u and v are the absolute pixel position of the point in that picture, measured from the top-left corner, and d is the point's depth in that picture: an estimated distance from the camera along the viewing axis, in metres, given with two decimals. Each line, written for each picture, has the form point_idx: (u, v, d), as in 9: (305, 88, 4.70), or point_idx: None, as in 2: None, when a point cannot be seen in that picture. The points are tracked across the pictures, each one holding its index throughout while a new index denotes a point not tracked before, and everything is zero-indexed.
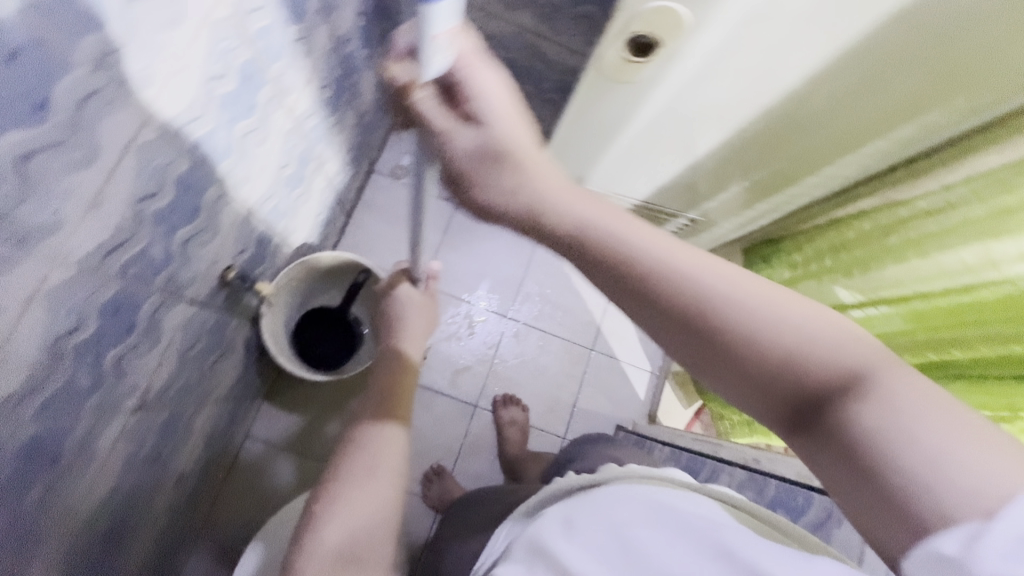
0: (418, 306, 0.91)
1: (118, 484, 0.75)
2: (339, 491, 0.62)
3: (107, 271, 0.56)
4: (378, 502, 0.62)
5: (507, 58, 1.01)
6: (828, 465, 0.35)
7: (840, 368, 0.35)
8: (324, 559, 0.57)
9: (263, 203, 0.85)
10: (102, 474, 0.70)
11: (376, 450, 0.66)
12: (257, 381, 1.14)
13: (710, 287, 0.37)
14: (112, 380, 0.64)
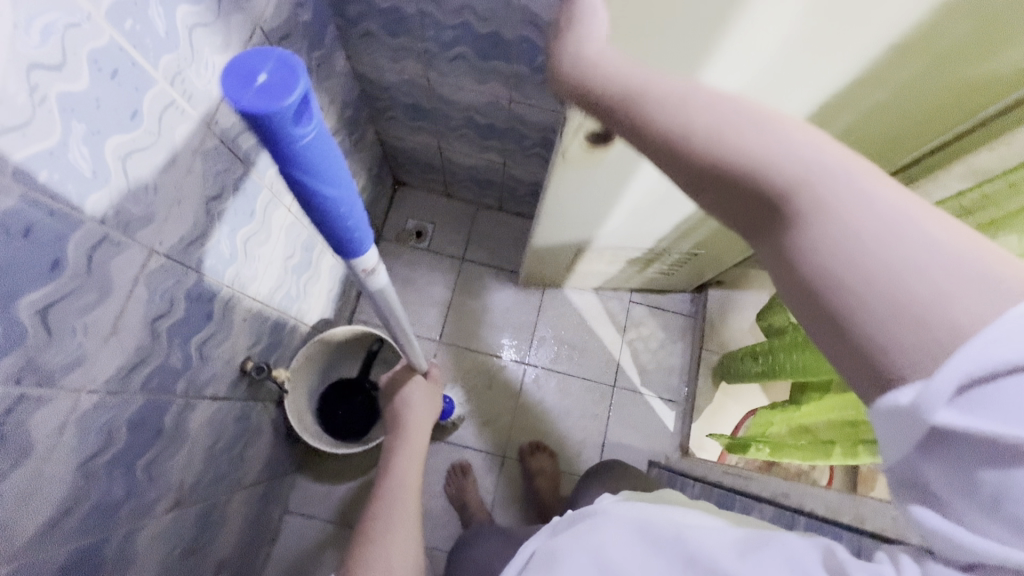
0: (418, 393, 0.91)
1: None
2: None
3: (130, 388, 0.60)
4: None
5: (486, 123, 1.06)
6: (787, 282, 0.30)
7: (843, 187, 0.29)
8: None
9: (274, 294, 0.91)
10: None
11: (394, 547, 0.67)
12: (289, 458, 1.18)
13: (692, 113, 0.33)
14: (145, 485, 0.67)
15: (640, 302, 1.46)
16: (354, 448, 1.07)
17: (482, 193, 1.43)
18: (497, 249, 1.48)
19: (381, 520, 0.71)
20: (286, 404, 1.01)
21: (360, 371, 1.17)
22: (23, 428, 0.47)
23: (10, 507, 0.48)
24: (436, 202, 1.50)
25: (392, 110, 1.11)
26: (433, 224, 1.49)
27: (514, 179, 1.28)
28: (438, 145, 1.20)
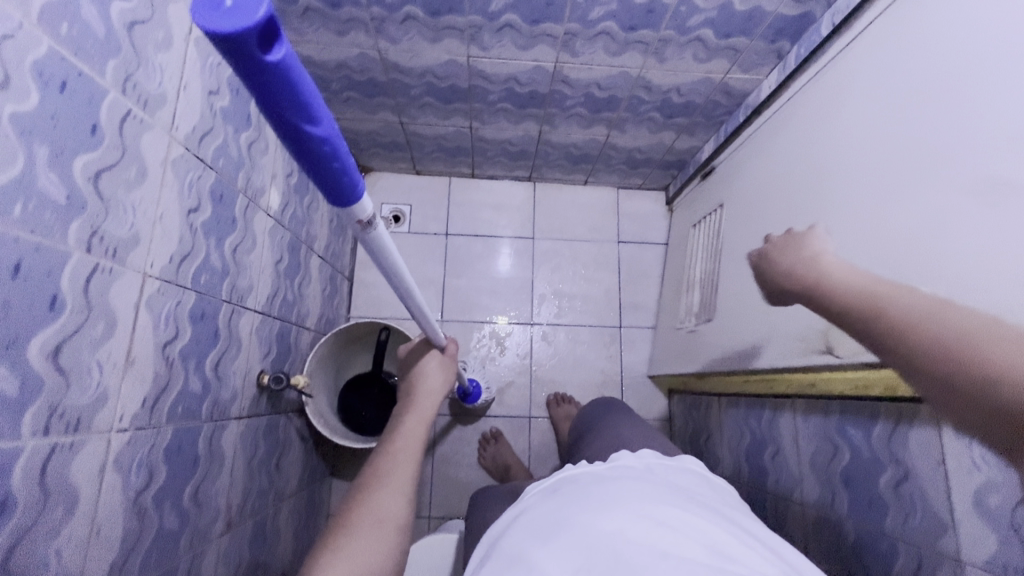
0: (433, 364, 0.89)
1: None
2: (342, 539, 0.57)
3: (159, 418, 0.58)
4: (387, 549, 0.57)
5: (447, 85, 1.03)
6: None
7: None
8: None
9: (273, 301, 0.88)
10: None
11: (385, 499, 0.62)
12: (321, 464, 1.17)
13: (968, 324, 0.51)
14: (197, 513, 0.66)
15: (629, 240, 1.47)
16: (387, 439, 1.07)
17: (452, 162, 1.39)
18: (479, 217, 1.46)
19: (375, 472, 0.65)
20: (307, 410, 1.00)
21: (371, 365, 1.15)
22: (64, 474, 0.45)
23: (73, 556, 0.46)
24: (406, 182, 1.47)
25: (346, 92, 1.06)
26: (409, 205, 1.45)
27: (483, 139, 1.25)
28: (400, 120, 1.17)
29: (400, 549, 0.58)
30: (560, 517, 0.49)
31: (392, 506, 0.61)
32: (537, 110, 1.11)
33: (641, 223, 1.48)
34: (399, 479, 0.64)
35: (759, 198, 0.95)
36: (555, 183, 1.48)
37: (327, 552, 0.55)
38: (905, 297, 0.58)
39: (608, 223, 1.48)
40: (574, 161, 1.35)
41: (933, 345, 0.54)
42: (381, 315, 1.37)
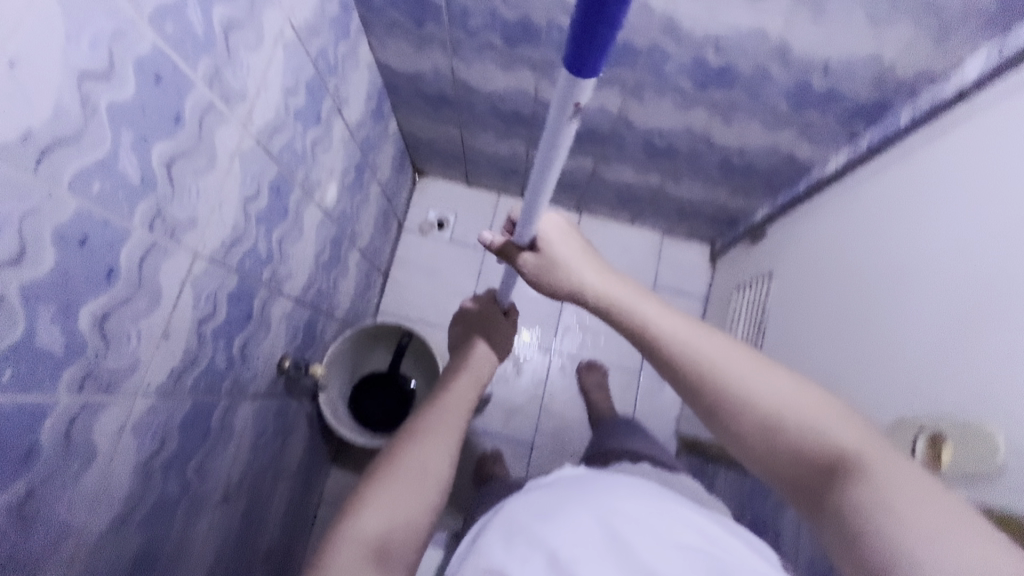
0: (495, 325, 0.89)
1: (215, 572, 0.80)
2: (388, 486, 0.60)
3: (182, 389, 0.61)
4: (419, 506, 0.60)
5: (511, 110, 1.05)
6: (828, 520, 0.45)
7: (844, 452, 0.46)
8: (354, 550, 0.53)
9: (308, 290, 0.91)
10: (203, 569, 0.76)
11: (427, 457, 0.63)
12: (323, 450, 1.20)
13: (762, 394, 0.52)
14: (198, 483, 0.69)
15: (665, 287, 1.45)
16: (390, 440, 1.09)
17: (503, 181, 1.41)
18: None
19: (423, 426, 0.67)
20: (320, 399, 1.03)
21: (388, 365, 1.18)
22: (87, 432, 0.48)
23: (81, 507, 0.49)
24: (456, 191, 1.50)
25: (414, 100, 1.09)
26: (455, 214, 1.48)
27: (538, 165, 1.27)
28: (461, 134, 1.20)
29: (434, 507, 0.61)
30: (568, 502, 0.55)
31: (438, 465, 0.63)
32: (595, 147, 1.12)
33: (680, 272, 1.46)
34: (445, 440, 0.66)
35: (818, 261, 0.92)
36: (601, 217, 1.48)
37: (370, 495, 0.59)
38: (651, 318, 0.60)
39: (647, 265, 1.46)
40: (624, 200, 1.34)
41: (693, 354, 0.56)
42: (408, 315, 1.41)
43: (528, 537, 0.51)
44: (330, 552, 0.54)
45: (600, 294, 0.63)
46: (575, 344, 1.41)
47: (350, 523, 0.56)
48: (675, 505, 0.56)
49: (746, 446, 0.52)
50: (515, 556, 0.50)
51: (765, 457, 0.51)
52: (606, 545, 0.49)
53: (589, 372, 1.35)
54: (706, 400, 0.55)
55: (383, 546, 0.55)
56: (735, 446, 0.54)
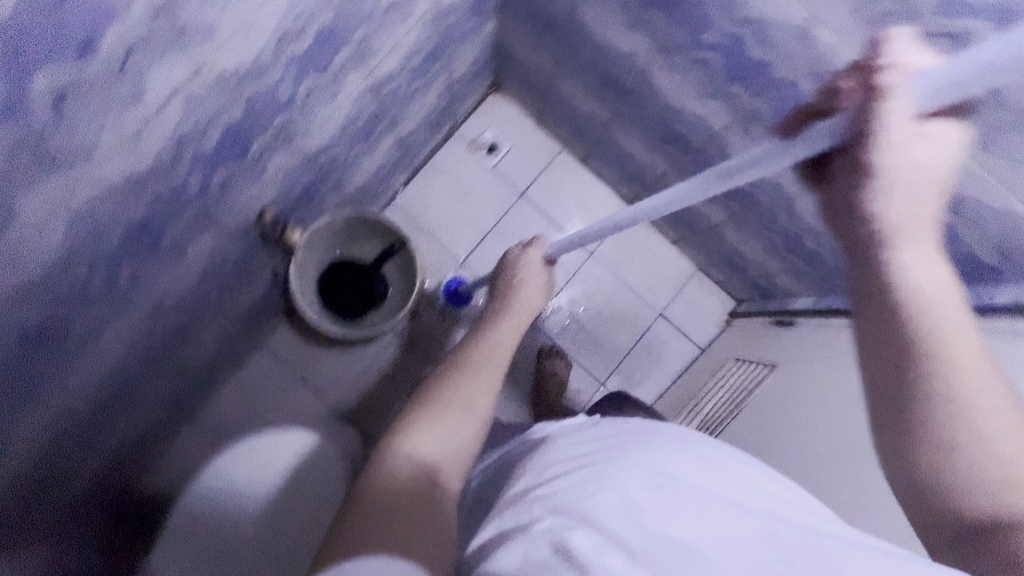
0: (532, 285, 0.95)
1: (119, 368, 0.81)
2: (430, 416, 0.61)
3: (138, 196, 0.57)
4: (467, 432, 0.62)
5: (613, 71, 0.93)
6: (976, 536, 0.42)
7: None
8: (410, 470, 0.56)
9: (320, 153, 0.85)
10: (105, 363, 0.76)
11: (478, 390, 0.66)
12: (278, 303, 1.21)
13: (978, 404, 0.44)
14: (127, 287, 0.67)
15: (669, 319, 1.37)
16: (337, 329, 1.08)
17: (572, 137, 1.30)
18: (559, 200, 1.38)
19: (472, 363, 0.71)
20: (291, 262, 1.02)
21: (371, 261, 1.16)
22: (10, 199, 0.44)
23: None
24: (522, 123, 1.39)
25: (522, 9, 0.97)
26: (510, 145, 1.38)
27: (613, 139, 1.15)
28: (552, 68, 1.08)
29: (483, 433, 0.64)
30: (615, 461, 0.52)
31: (485, 393, 0.66)
32: (675, 151, 1.01)
33: (692, 313, 1.38)
34: (490, 368, 0.71)
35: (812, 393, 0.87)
36: (647, 222, 1.38)
37: (421, 420, 0.61)
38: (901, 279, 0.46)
39: (664, 290, 1.38)
40: (677, 217, 1.24)
41: (933, 343, 0.45)
42: (417, 220, 1.35)
43: (601, 488, 0.49)
44: (381, 485, 0.54)
45: (891, 226, 0.46)
46: (556, 327, 1.36)
47: (395, 457, 0.57)
48: (741, 466, 0.54)
49: (891, 440, 0.47)
50: (596, 504, 0.48)
51: (920, 468, 0.45)
52: (679, 507, 0.46)
53: (554, 359, 1.31)
54: (896, 381, 0.46)
55: (430, 475, 0.56)
56: (877, 433, 0.48)
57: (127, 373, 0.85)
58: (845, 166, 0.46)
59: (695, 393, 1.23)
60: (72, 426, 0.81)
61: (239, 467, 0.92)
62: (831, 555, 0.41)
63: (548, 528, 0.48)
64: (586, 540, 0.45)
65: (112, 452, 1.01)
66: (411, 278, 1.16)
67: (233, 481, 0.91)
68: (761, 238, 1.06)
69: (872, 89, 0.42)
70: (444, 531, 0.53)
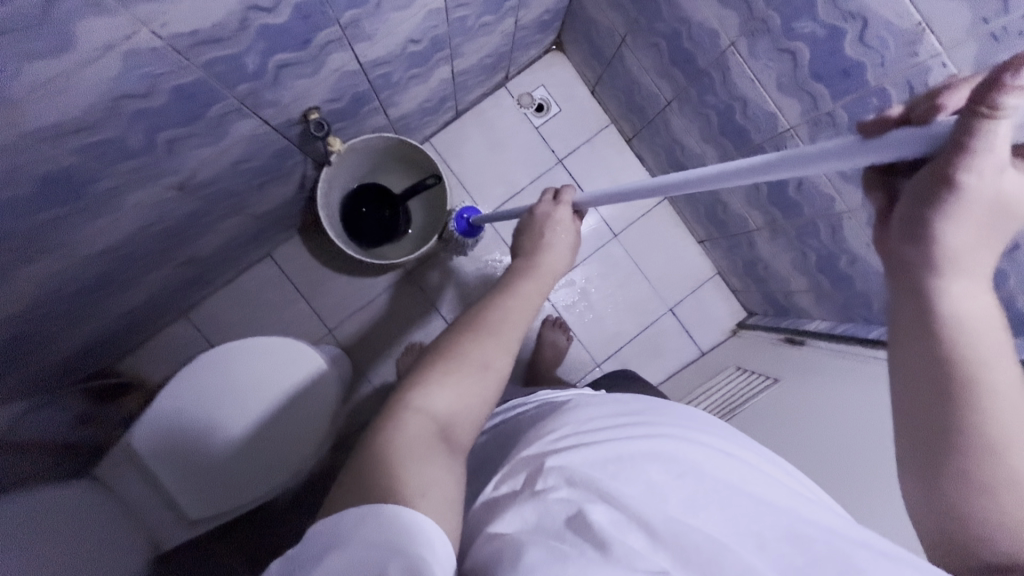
0: (554, 229, 0.84)
1: (135, 239, 0.79)
2: (448, 372, 0.59)
3: (195, 58, 0.55)
4: (480, 394, 0.60)
5: (689, 49, 0.90)
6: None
7: None
8: (421, 431, 0.54)
9: (377, 66, 0.82)
10: (126, 231, 0.75)
11: (492, 348, 0.62)
12: (297, 215, 1.19)
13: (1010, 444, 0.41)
14: (162, 155, 0.65)
15: (677, 316, 1.37)
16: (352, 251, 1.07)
17: (625, 112, 1.26)
18: (596, 174, 1.35)
19: (494, 318, 0.66)
20: (321, 173, 0.98)
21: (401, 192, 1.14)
22: (70, 20, 0.42)
23: (26, 87, 0.45)
24: (576, 89, 1.35)
25: None
26: (558, 109, 1.34)
27: (667, 122, 1.12)
28: (624, 35, 1.04)
29: (495, 395, 0.61)
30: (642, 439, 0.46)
31: (501, 355, 0.63)
32: (730, 145, 0.98)
33: (701, 315, 1.37)
34: (510, 326, 0.66)
35: (815, 414, 0.84)
36: (678, 215, 1.36)
37: (431, 376, 0.58)
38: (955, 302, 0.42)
39: (679, 287, 1.37)
40: (711, 215, 1.22)
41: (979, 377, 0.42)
42: (450, 163, 1.32)
43: (621, 469, 0.44)
44: (391, 435, 0.52)
45: (946, 257, 0.40)
46: (565, 300, 1.35)
47: (407, 408, 0.55)
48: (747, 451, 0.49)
49: (927, 458, 0.43)
50: (621, 486, 0.42)
51: (944, 486, 0.42)
52: (698, 496, 0.41)
53: (556, 331, 1.31)
54: (931, 406, 0.43)
55: (435, 436, 0.54)
56: (908, 449, 0.45)
57: (142, 249, 0.84)
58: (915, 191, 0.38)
59: (688, 392, 1.23)
60: (78, 290, 0.81)
61: (230, 363, 0.97)
62: (864, 565, 0.36)
63: (567, 499, 0.43)
64: (607, 517, 0.41)
65: (111, 327, 1.02)
66: (437, 218, 1.13)
67: (225, 374, 0.97)
68: (793, 252, 1.05)
69: (983, 112, 0.30)
70: (452, 489, 0.51)
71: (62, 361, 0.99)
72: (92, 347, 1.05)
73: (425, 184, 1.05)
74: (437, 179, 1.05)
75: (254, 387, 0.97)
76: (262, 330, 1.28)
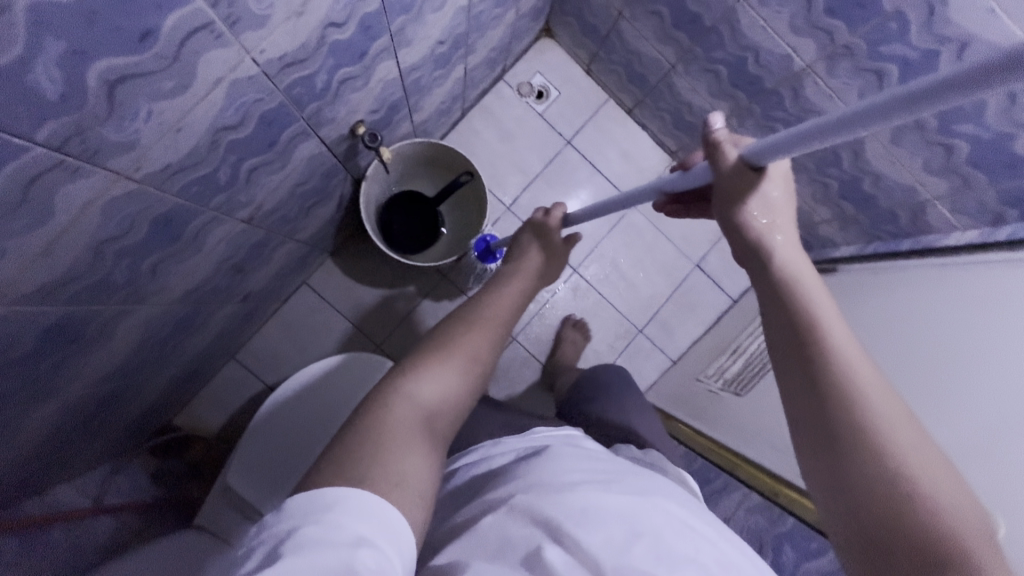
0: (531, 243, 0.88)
1: (207, 278, 0.80)
2: (426, 364, 0.62)
3: (280, 82, 0.57)
4: (456, 388, 0.62)
5: (694, 10, 0.95)
6: (833, 512, 0.43)
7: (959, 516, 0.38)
8: (405, 416, 0.56)
9: (410, 72, 0.84)
10: (203, 269, 0.76)
11: (472, 341, 0.66)
12: (331, 236, 1.20)
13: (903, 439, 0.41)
14: (241, 186, 0.67)
15: (705, 271, 1.42)
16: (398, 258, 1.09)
17: (624, 85, 1.31)
18: (604, 149, 1.39)
19: (477, 317, 0.69)
20: (361, 184, 1.00)
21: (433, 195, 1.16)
22: (197, 56, 0.44)
23: (153, 129, 0.46)
24: (571, 71, 1.39)
25: None
26: (558, 92, 1.38)
27: (671, 85, 1.17)
28: (621, 9, 1.09)
29: (475, 385, 0.65)
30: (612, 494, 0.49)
31: (484, 349, 0.67)
32: (741, 95, 1.04)
33: (727, 265, 1.43)
34: (487, 323, 0.69)
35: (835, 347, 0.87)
36: None
37: (418, 365, 0.61)
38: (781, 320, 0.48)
39: (702, 242, 1.42)
40: None
41: (832, 354, 0.45)
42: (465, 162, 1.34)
43: (586, 517, 0.46)
44: (376, 418, 0.55)
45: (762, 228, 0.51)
46: (596, 274, 1.39)
47: (391, 397, 0.58)
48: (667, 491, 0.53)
49: (819, 438, 0.44)
50: (585, 535, 0.45)
51: (852, 477, 0.42)
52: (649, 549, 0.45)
53: (575, 330, 1.34)
54: (810, 389, 0.45)
55: (416, 424, 0.56)
56: (805, 435, 0.45)
57: (210, 288, 0.84)
58: (721, 195, 0.52)
59: (731, 338, 1.27)
60: (156, 338, 0.81)
61: (285, 404, 0.95)
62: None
63: (524, 536, 0.47)
64: (559, 559, 0.44)
65: (172, 378, 1.02)
66: (473, 215, 1.16)
67: (282, 416, 0.95)
68: (813, 186, 1.11)
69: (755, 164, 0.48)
70: (423, 475, 0.53)
71: (127, 424, 0.99)
72: (153, 403, 1.04)
73: (460, 181, 1.07)
74: (471, 175, 1.08)
75: (316, 420, 0.96)
76: (311, 357, 1.29)
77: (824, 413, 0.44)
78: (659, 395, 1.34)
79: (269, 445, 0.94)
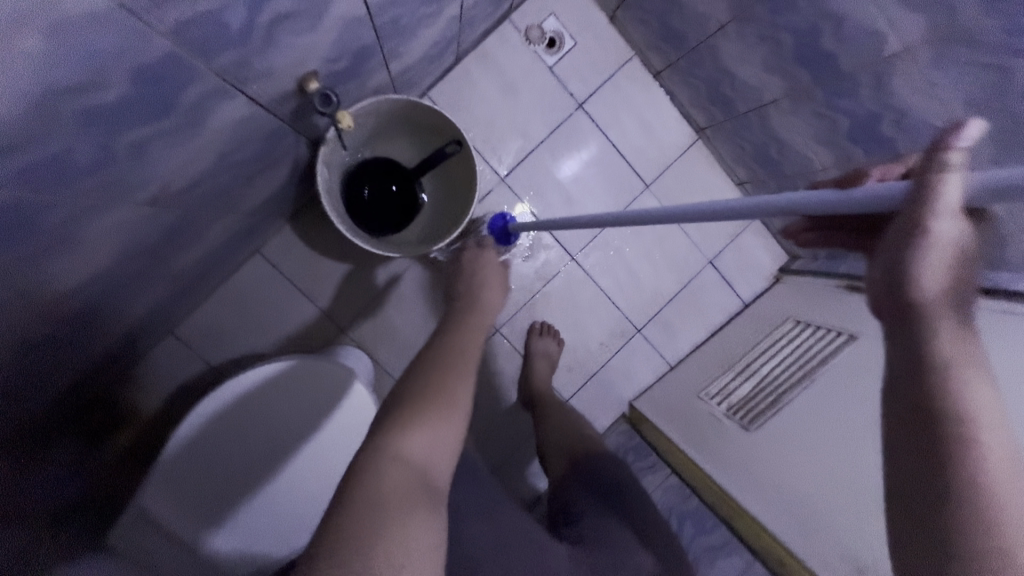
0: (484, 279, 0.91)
1: (106, 272, 0.62)
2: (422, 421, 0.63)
3: (161, 21, 0.36)
4: (443, 440, 0.64)
5: None
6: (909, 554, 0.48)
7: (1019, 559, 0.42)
8: (399, 476, 0.58)
9: (385, 8, 0.62)
10: (95, 264, 0.57)
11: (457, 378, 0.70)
12: (288, 202, 0.99)
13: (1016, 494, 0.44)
14: (128, 165, 0.47)
15: (718, 269, 1.26)
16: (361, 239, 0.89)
17: (655, 41, 1.08)
18: (621, 118, 1.17)
19: (453, 366, 0.70)
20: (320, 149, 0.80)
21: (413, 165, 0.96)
22: None
23: None
24: (592, 16, 1.14)
25: None
26: (573, 42, 1.14)
27: (715, 50, 0.95)
28: None
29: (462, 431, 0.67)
30: None
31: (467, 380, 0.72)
32: (803, 75, 0.83)
33: (743, 264, 1.27)
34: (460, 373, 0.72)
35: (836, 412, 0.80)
36: (713, 158, 1.21)
37: (407, 419, 0.63)
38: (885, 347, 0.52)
39: (719, 236, 1.25)
40: (759, 158, 1.08)
41: (952, 393, 0.47)
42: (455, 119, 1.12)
43: None
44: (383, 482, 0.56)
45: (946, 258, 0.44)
46: (597, 263, 1.22)
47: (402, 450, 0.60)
48: None
49: (915, 472, 0.48)
50: None
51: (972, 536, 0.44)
52: None
53: (546, 338, 1.19)
54: (925, 426, 0.48)
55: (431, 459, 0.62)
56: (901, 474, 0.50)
57: (114, 279, 0.65)
58: (897, 239, 0.44)
59: (739, 353, 1.13)
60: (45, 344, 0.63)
61: (237, 409, 0.82)
62: None
63: None
64: None
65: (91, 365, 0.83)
66: (458, 194, 0.97)
67: (235, 423, 0.82)
68: None
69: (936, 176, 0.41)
70: (431, 528, 0.57)
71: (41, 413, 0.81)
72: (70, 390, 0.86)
73: (445, 152, 0.89)
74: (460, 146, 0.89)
75: (274, 424, 0.83)
76: (264, 338, 1.11)
77: (929, 429, 0.47)
78: (653, 405, 1.21)
79: (208, 455, 0.80)
